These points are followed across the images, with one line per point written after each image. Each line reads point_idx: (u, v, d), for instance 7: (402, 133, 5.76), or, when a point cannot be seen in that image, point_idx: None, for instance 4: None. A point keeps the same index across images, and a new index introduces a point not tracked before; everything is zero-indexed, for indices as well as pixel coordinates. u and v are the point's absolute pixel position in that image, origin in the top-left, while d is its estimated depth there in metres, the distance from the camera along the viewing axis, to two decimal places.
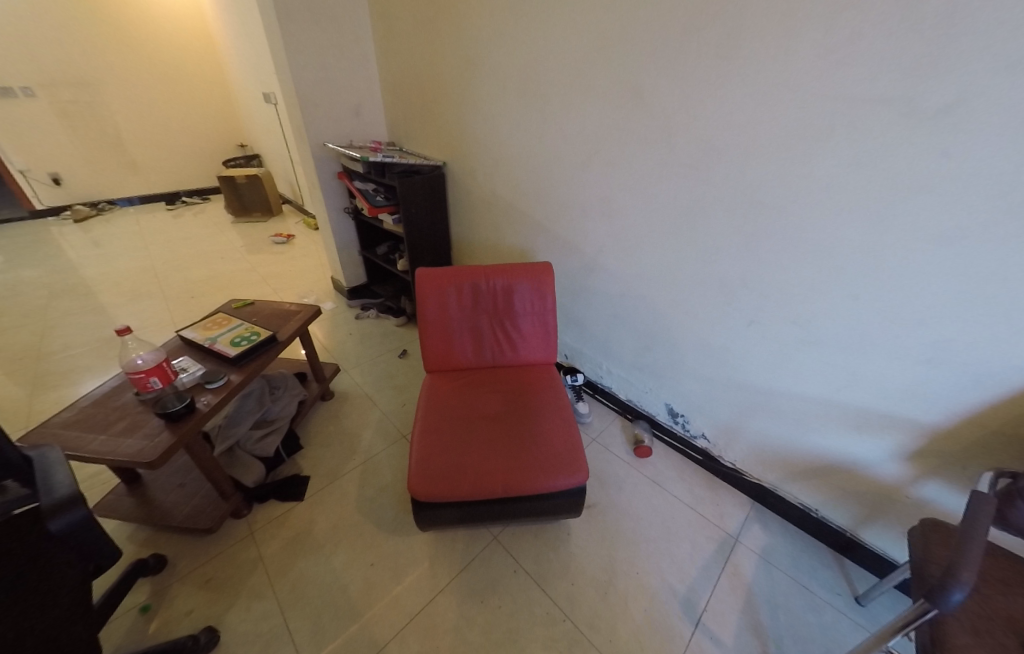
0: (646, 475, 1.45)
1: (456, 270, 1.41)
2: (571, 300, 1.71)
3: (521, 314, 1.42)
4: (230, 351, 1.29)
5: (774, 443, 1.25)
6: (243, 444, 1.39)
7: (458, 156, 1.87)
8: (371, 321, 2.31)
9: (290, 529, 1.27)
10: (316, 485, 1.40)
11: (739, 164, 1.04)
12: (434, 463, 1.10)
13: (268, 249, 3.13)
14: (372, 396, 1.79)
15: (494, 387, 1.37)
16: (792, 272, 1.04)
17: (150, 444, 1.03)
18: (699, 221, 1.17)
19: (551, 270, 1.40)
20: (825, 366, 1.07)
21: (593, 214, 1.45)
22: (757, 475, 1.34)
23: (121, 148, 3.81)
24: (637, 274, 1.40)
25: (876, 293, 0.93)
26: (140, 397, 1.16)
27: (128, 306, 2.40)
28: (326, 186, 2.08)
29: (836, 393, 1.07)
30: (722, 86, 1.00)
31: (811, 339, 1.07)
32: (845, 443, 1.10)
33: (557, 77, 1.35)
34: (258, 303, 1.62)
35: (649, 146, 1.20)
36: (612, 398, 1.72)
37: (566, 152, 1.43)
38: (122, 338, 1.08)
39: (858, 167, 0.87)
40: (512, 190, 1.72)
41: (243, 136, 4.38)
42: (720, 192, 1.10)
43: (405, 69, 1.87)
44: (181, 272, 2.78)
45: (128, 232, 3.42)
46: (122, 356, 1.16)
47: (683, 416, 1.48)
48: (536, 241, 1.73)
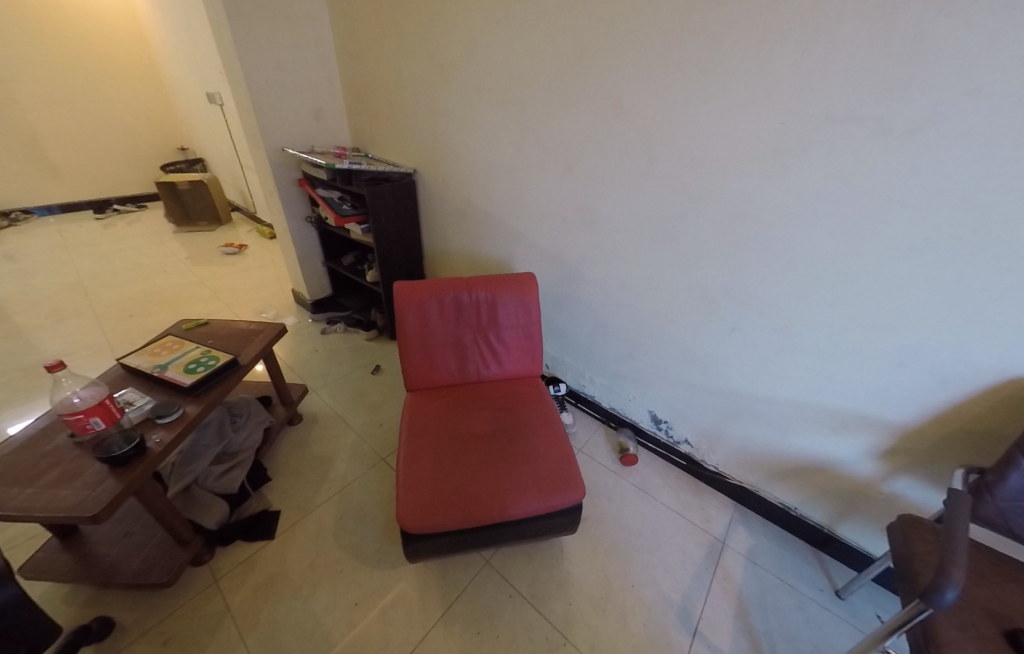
0: (634, 484, 1.46)
1: (435, 283, 1.35)
2: (550, 310, 1.70)
3: (504, 326, 1.38)
4: (185, 380, 1.16)
5: (755, 446, 1.29)
6: (202, 482, 1.23)
7: (430, 163, 1.81)
8: (338, 336, 2.18)
9: (260, 572, 1.16)
10: (287, 519, 1.29)
11: (719, 177, 1.06)
12: (424, 490, 1.04)
13: (218, 261, 2.89)
14: (345, 417, 1.69)
15: (480, 404, 1.32)
16: (770, 282, 1.08)
17: (91, 494, 0.90)
18: (679, 233, 1.19)
19: (535, 281, 1.38)
20: (805, 371, 1.11)
21: (573, 226, 1.44)
22: (739, 478, 1.38)
23: (36, 150, 3.39)
24: (618, 284, 1.41)
25: (850, 301, 0.98)
26: (76, 439, 1.01)
27: (52, 329, 2.13)
28: (285, 194, 1.95)
29: (814, 396, 1.12)
30: (703, 100, 1.02)
31: (790, 346, 1.11)
32: (824, 444, 1.15)
33: (534, 86, 1.32)
34: (212, 322, 1.47)
35: (630, 159, 1.20)
36: (595, 406, 1.73)
37: (545, 162, 1.41)
38: (54, 374, 0.93)
39: (835, 180, 0.91)
40: (488, 200, 1.68)
41: (183, 139, 4.05)
42: (699, 205, 1.12)
43: (370, 73, 1.79)
44: (115, 288, 2.51)
45: (49, 244, 3.06)
46: (54, 394, 0.99)
47: (667, 422, 1.50)
48: (513, 251, 1.70)
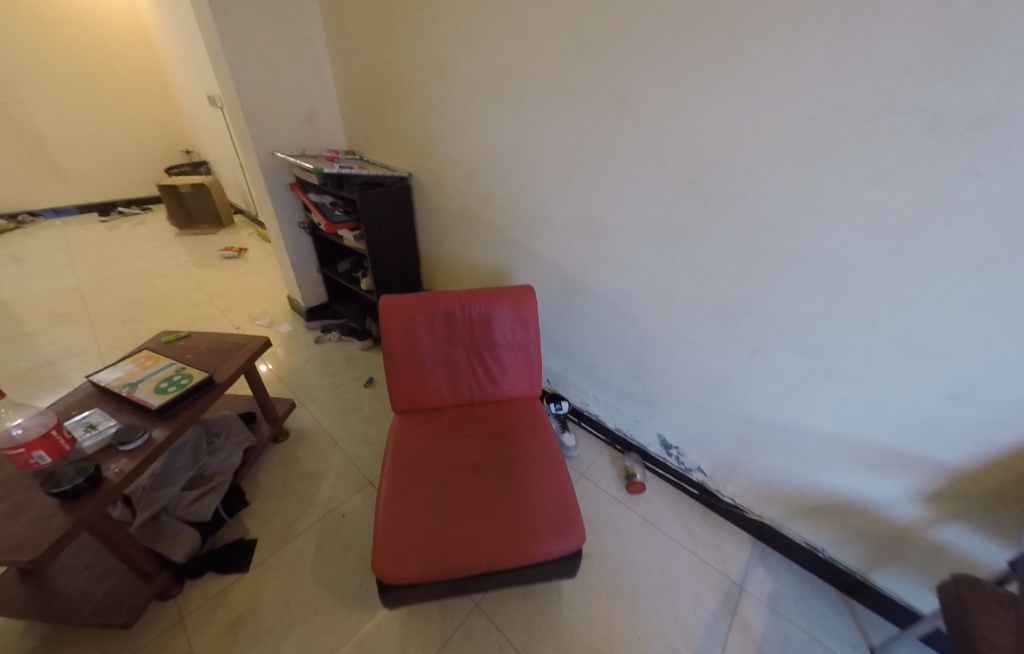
0: (641, 515, 1.38)
1: (425, 296, 1.25)
2: (553, 323, 1.60)
3: (500, 343, 1.28)
4: (153, 401, 1.08)
5: (776, 479, 1.19)
6: (172, 510, 1.14)
7: (426, 167, 1.72)
8: (333, 345, 2.10)
9: (230, 611, 1.07)
10: (264, 549, 1.20)
11: (738, 182, 0.94)
12: (408, 533, 0.94)
13: (217, 264, 2.84)
14: (335, 434, 1.60)
15: (473, 430, 1.22)
16: (794, 301, 0.96)
17: (34, 535, 0.81)
18: (690, 244, 1.08)
19: (533, 295, 1.27)
20: (836, 399, 0.99)
21: (576, 235, 1.34)
22: (759, 512, 1.28)
23: (43, 154, 3.41)
24: (625, 299, 1.31)
25: (892, 325, 0.85)
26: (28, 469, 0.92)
27: (42, 335, 2.08)
28: (277, 199, 1.87)
29: (848, 429, 0.99)
30: (720, 94, 0.90)
31: (821, 372, 0.98)
32: (858, 483, 1.03)
33: (533, 81, 1.22)
34: (193, 335, 1.39)
35: (637, 162, 1.09)
36: (601, 427, 1.65)
37: (546, 163, 1.31)
38: None
39: (876, 183, 0.78)
40: (486, 206, 1.59)
41: (188, 142, 4.03)
42: (713, 214, 1.01)
43: (363, 71, 1.70)
44: (112, 292, 2.47)
45: (53, 246, 3.06)
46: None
47: (677, 448, 1.43)
48: (513, 259, 1.60)
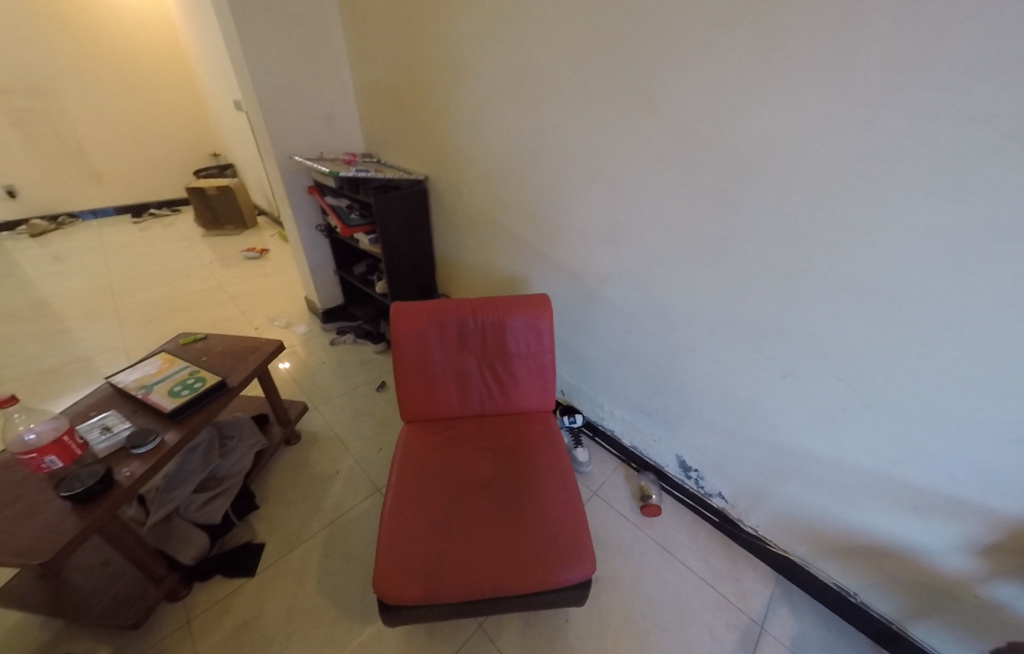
0: (655, 540, 1.35)
1: (438, 304, 1.23)
2: (569, 332, 1.57)
3: (514, 354, 1.24)
4: (166, 405, 1.09)
5: (806, 514, 1.16)
6: (183, 512, 1.15)
7: (442, 171, 1.70)
8: (348, 348, 2.11)
9: (237, 615, 1.07)
10: (271, 554, 1.20)
11: (774, 199, 0.90)
12: (412, 552, 0.92)
13: (240, 265, 2.91)
14: (345, 438, 1.60)
15: (483, 444, 1.19)
16: (831, 332, 0.93)
17: (45, 537, 0.81)
18: (719, 268, 1.06)
19: (548, 304, 1.23)
20: (879, 436, 0.94)
21: (597, 244, 1.30)
22: (784, 547, 1.24)
23: (82, 156, 3.58)
24: (648, 311, 1.27)
25: (945, 365, 0.81)
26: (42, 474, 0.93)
27: (75, 332, 2.17)
28: (295, 202, 1.89)
29: (891, 468, 0.95)
30: (758, 99, 0.85)
31: (860, 405, 0.94)
32: (901, 527, 0.98)
33: (553, 86, 1.19)
34: (210, 337, 1.41)
35: (666, 170, 1.05)
36: (616, 444, 1.61)
37: (566, 170, 1.28)
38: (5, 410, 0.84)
39: (933, 199, 0.72)
40: (503, 212, 1.56)
41: (217, 144, 4.16)
42: (746, 231, 0.97)
43: (382, 74, 1.69)
44: (141, 290, 2.56)
45: (90, 246, 3.20)
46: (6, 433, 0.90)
47: (696, 471, 1.39)
48: (529, 266, 1.56)
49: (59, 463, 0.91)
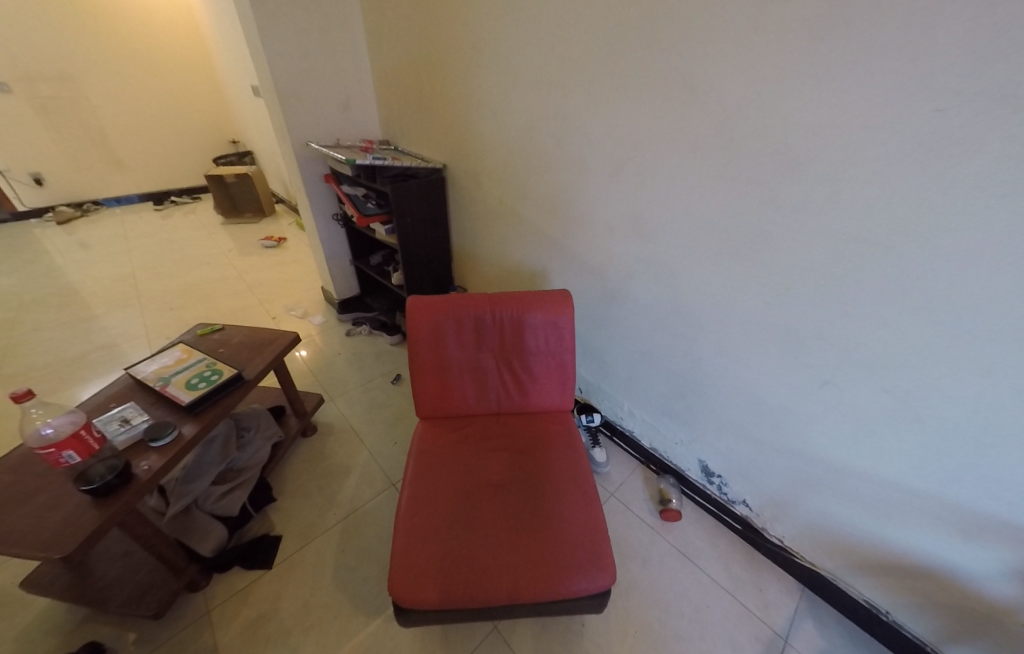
0: (675, 545, 1.30)
1: (455, 299, 1.18)
2: (590, 329, 1.51)
3: (532, 352, 1.20)
4: (184, 397, 1.09)
5: (837, 527, 1.09)
6: (202, 504, 1.15)
7: (461, 159, 1.64)
8: (363, 339, 2.09)
9: (254, 607, 1.08)
10: (287, 547, 1.20)
11: (821, 193, 0.84)
12: (427, 555, 0.89)
13: (258, 254, 2.92)
14: (360, 432, 1.59)
15: (499, 444, 1.16)
16: (878, 340, 0.87)
17: (66, 530, 0.81)
18: (756, 265, 0.99)
19: (569, 301, 1.17)
20: (926, 451, 0.88)
21: (623, 237, 1.24)
22: (811, 559, 1.17)
23: (106, 144, 3.63)
24: (674, 310, 1.21)
25: (1012, 381, 0.74)
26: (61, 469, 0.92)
27: (99, 319, 2.21)
28: (312, 190, 1.86)
29: (937, 487, 0.88)
30: (815, 79, 0.78)
31: (908, 417, 0.88)
32: (945, 548, 0.92)
33: (581, 69, 1.12)
34: (227, 328, 1.41)
35: (704, 160, 0.98)
36: (634, 445, 1.56)
37: (590, 159, 1.21)
38: (21, 404, 0.83)
39: (1017, 196, 0.66)
40: (523, 203, 1.50)
41: (236, 132, 4.17)
42: (790, 229, 0.91)
43: (400, 58, 1.64)
44: (162, 278, 2.59)
45: (114, 233, 3.25)
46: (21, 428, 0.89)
47: (720, 477, 1.32)
48: (549, 260, 1.51)
49: (77, 457, 0.89)
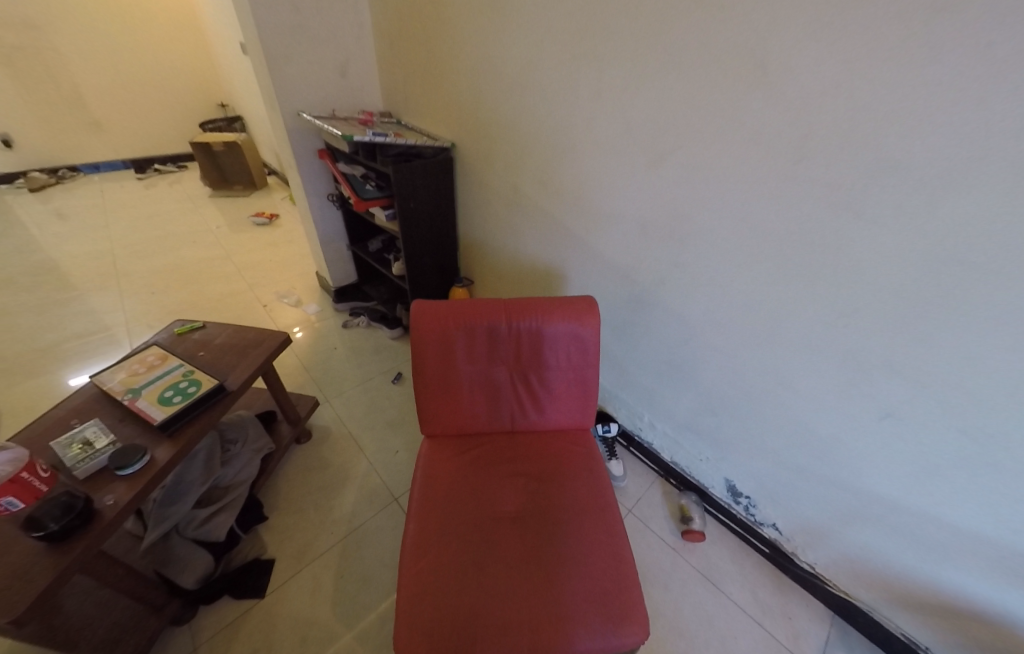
0: (698, 568, 1.21)
1: (465, 304, 1.03)
2: (612, 334, 1.37)
3: (551, 365, 1.06)
4: (156, 415, 0.95)
5: (878, 562, 0.98)
6: (183, 530, 1.03)
7: (473, 137, 1.45)
8: (361, 331, 1.95)
9: (244, 643, 0.98)
10: (281, 572, 1.10)
11: (916, 202, 0.68)
12: (435, 607, 0.77)
13: (247, 231, 2.72)
14: (359, 438, 1.47)
15: (513, 468, 1.04)
16: (964, 378, 0.72)
17: (15, 583, 0.69)
18: (815, 276, 0.84)
19: (595, 308, 1.02)
20: (1008, 501, 0.75)
21: (659, 237, 1.07)
22: (844, 588, 1.08)
23: (80, 104, 3.34)
24: (712, 322, 1.07)
25: None
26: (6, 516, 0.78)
27: (73, 302, 2.05)
28: (304, 168, 1.66)
29: (1012, 537, 0.76)
30: (942, 53, 0.59)
31: (992, 463, 0.74)
32: (1012, 599, 0.81)
33: (624, 32, 0.92)
34: (208, 327, 1.26)
35: (768, 152, 0.80)
36: (652, 457, 1.46)
37: (628, 144, 1.03)
38: None
39: None
40: (543, 190, 1.32)
41: (222, 94, 3.85)
42: (870, 240, 0.74)
43: (406, 15, 1.41)
44: (142, 257, 2.41)
45: (92, 204, 3.04)
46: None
47: (748, 498, 1.22)
48: (570, 255, 1.35)
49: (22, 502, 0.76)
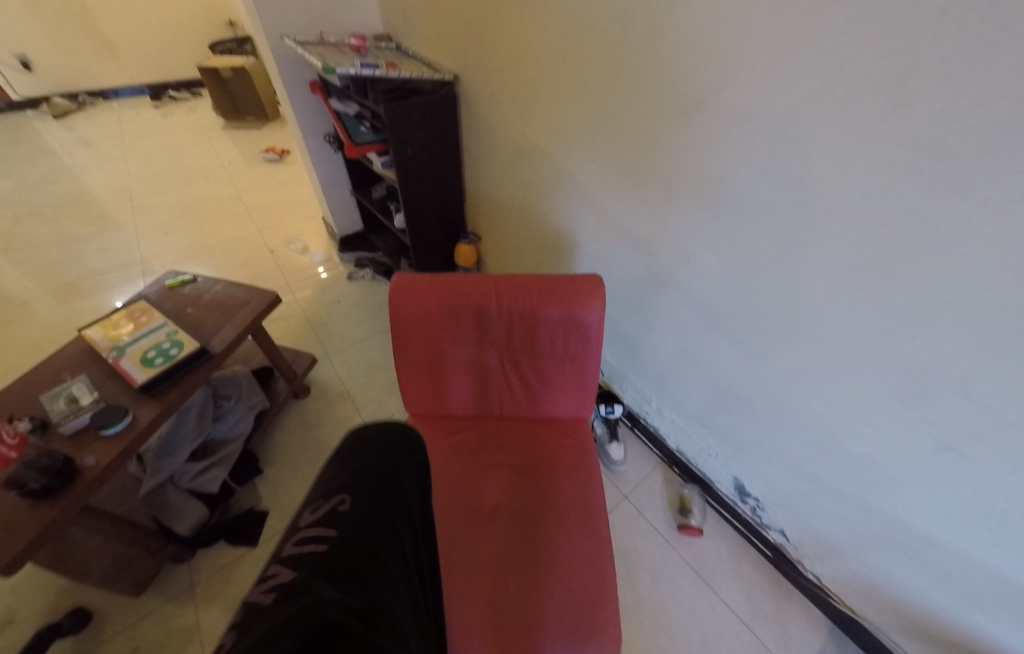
0: (690, 564, 1.18)
1: (452, 280, 0.92)
2: (625, 312, 1.24)
3: (546, 352, 0.96)
4: (137, 376, 0.94)
5: (892, 589, 0.91)
6: (177, 481, 1.06)
7: (479, 68, 1.23)
8: (366, 284, 1.89)
9: (238, 587, 1.04)
10: (275, 523, 1.15)
11: None
12: None
13: (258, 167, 2.63)
14: (356, 397, 1.47)
15: (500, 459, 0.99)
16: None
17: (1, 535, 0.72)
18: (875, 282, 0.68)
19: (601, 290, 0.89)
20: None
21: (689, 206, 0.90)
22: (850, 606, 1.02)
23: (89, 22, 3.18)
24: (739, 311, 0.92)
25: None
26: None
27: (92, 239, 2.08)
28: (297, 103, 1.50)
29: None
30: None
31: None
32: None
33: None
34: (199, 282, 1.22)
35: (852, 101, 0.60)
36: (658, 443, 1.40)
37: (661, 84, 0.83)
38: None
39: None
40: (556, 142, 1.14)
41: (231, 9, 3.56)
42: (978, 235, 0.56)
43: None
44: (157, 193, 2.39)
45: (110, 133, 2.99)
46: None
47: (756, 500, 1.15)
48: (584, 220, 1.18)
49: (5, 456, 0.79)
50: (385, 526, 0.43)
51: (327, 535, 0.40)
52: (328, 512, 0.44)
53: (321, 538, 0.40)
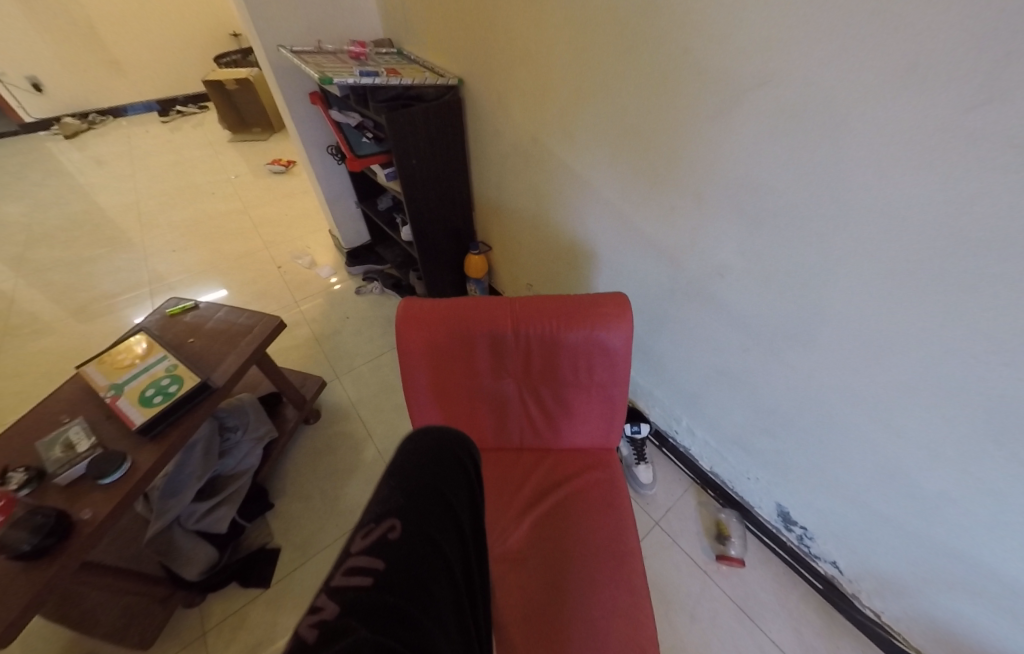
0: (732, 599, 1.08)
1: (461, 306, 0.84)
2: (651, 327, 1.14)
3: (567, 380, 0.87)
4: (135, 418, 0.89)
5: (971, 634, 0.81)
6: (184, 522, 1.00)
7: (485, 68, 1.15)
8: (375, 299, 1.82)
9: (250, 634, 0.99)
10: (287, 561, 1.10)
11: None
12: None
13: (264, 180, 2.59)
14: (368, 420, 1.41)
15: (522, 496, 0.91)
16: None
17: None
18: (960, 302, 0.57)
19: (627, 311, 0.80)
20: None
21: (725, 214, 0.79)
22: (919, 647, 0.91)
23: (96, 41, 3.20)
24: (786, 331, 0.81)
25: None
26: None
27: (101, 261, 2.06)
28: (297, 116, 1.44)
29: None
30: None
31: None
32: None
33: None
34: (201, 310, 1.17)
35: (940, 94, 0.49)
36: (689, 463, 1.30)
37: (688, 80, 0.73)
38: None
39: None
40: (570, 145, 1.04)
41: (235, 21, 3.55)
42: None
43: None
44: (164, 211, 2.37)
45: (120, 151, 3.00)
46: None
47: (803, 529, 1.04)
48: (605, 227, 1.08)
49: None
50: (432, 572, 0.36)
51: (375, 567, 0.34)
52: (377, 537, 0.37)
53: (366, 571, 0.34)
